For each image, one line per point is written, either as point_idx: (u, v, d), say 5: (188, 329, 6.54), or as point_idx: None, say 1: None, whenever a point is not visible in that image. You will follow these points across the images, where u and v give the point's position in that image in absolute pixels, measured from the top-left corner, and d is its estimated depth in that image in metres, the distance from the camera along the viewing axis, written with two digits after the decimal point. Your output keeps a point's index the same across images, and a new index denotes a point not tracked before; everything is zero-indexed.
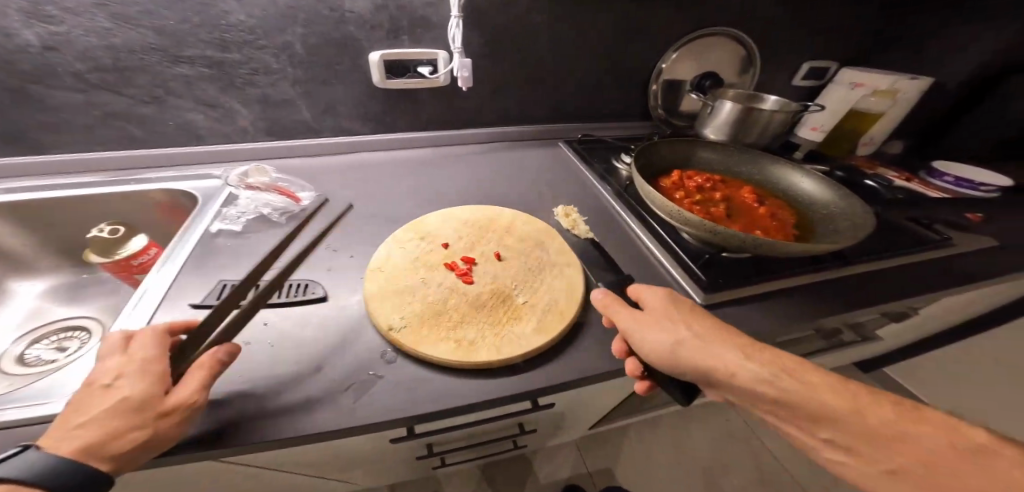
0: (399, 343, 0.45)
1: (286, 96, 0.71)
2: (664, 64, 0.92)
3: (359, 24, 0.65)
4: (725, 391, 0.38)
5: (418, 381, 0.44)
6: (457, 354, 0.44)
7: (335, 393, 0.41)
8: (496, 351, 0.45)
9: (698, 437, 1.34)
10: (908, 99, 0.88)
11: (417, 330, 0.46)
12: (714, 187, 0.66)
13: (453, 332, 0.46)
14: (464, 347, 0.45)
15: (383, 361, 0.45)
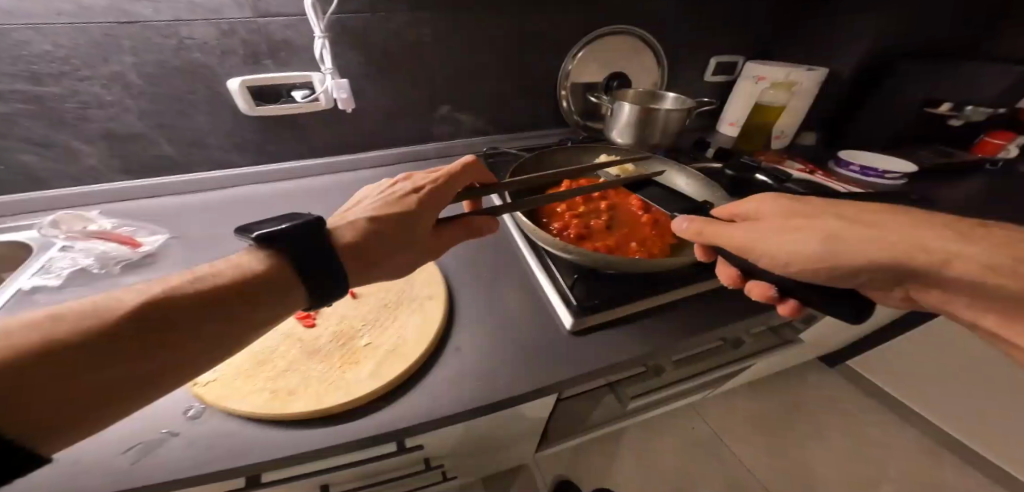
0: (205, 398, 0.40)
1: (137, 130, 0.65)
2: (567, 66, 0.88)
3: (205, 50, 0.60)
4: (934, 283, 0.38)
5: (227, 435, 0.39)
6: (268, 407, 0.39)
7: (112, 461, 0.36)
8: (319, 398, 0.40)
9: (663, 450, 1.26)
10: (808, 89, 0.87)
11: (230, 383, 0.41)
12: (601, 197, 0.63)
13: (272, 381, 0.42)
14: (280, 398, 0.40)
15: (184, 418, 0.40)
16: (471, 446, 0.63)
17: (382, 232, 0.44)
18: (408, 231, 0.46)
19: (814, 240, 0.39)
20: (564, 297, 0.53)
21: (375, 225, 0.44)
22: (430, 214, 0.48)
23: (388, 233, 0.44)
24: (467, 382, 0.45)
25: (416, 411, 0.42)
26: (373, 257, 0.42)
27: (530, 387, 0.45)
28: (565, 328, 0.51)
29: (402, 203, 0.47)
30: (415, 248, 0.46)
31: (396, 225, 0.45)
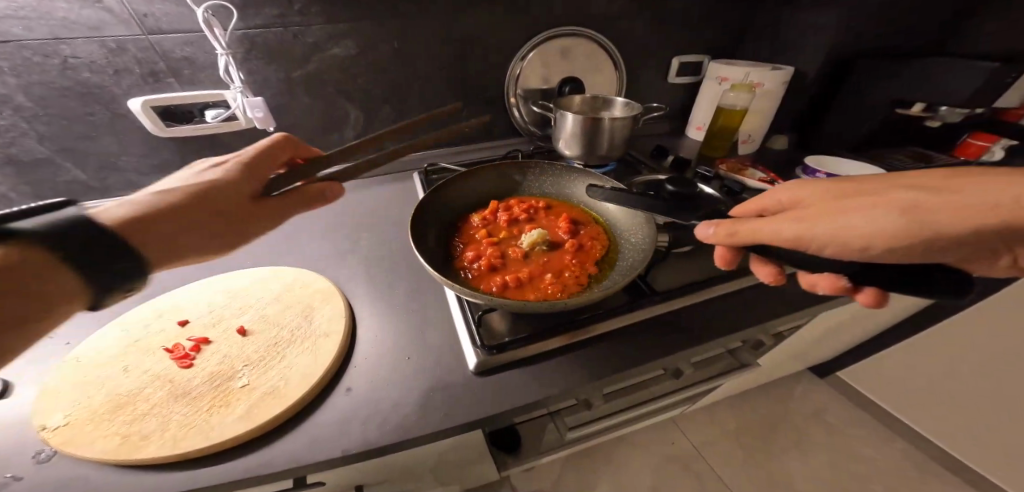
0: (48, 444, 0.36)
1: (41, 155, 0.61)
2: (515, 72, 0.84)
3: (94, 70, 0.56)
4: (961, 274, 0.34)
5: (70, 481, 0.35)
6: (115, 453, 0.35)
7: None
8: (176, 441, 0.36)
9: (638, 469, 1.19)
10: (771, 91, 0.81)
11: (83, 424, 0.38)
12: (529, 220, 0.58)
13: (129, 423, 0.38)
14: (132, 442, 0.36)
15: (29, 462, 0.36)
16: (395, 483, 0.58)
17: (177, 207, 0.38)
18: (224, 201, 0.41)
19: (892, 214, 0.32)
20: (473, 334, 0.49)
21: (169, 202, 0.38)
22: (244, 183, 0.43)
23: (199, 207, 0.39)
24: (350, 424, 0.41)
25: (286, 457, 0.38)
26: (179, 233, 0.38)
27: (422, 432, 0.41)
28: (470, 368, 0.47)
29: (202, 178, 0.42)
30: (239, 217, 0.42)
31: (205, 200, 0.40)
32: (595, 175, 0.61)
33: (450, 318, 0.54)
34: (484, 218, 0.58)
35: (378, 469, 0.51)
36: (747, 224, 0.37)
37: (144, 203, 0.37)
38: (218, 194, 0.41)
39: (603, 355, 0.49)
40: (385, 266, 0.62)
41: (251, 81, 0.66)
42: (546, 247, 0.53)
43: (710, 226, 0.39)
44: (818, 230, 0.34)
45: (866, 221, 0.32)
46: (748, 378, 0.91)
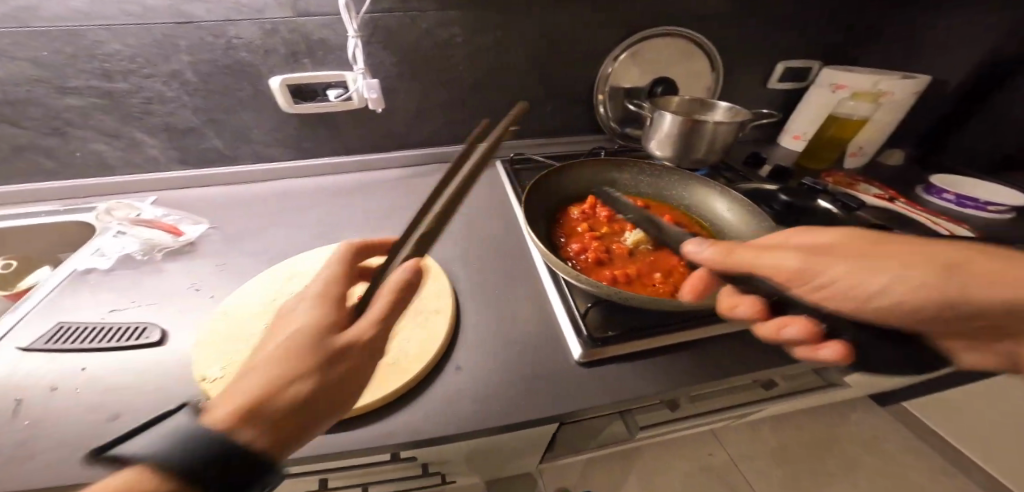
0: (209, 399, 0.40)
1: (192, 124, 0.69)
2: (607, 70, 0.82)
3: (250, 49, 0.63)
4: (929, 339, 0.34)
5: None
6: None
7: None
8: None
9: (668, 475, 1.14)
10: (898, 101, 0.72)
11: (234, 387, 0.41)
12: (628, 218, 0.58)
13: None
14: None
15: None
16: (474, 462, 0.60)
17: (285, 373, 0.26)
18: (349, 363, 0.29)
19: (935, 276, 0.32)
20: (575, 325, 0.49)
21: (273, 377, 0.26)
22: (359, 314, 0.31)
23: (309, 384, 0.26)
24: (462, 399, 0.43)
25: (407, 428, 0.40)
26: (290, 414, 0.25)
27: (534, 417, 0.42)
28: (574, 358, 0.47)
29: (315, 330, 0.29)
30: (349, 373, 0.28)
31: (321, 377, 0.27)
32: (701, 178, 0.58)
33: (547, 309, 0.54)
34: (582, 212, 0.58)
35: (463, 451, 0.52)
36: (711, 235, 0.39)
37: (245, 382, 0.26)
38: (330, 355, 0.28)
39: (702, 363, 0.48)
40: (480, 253, 0.64)
41: (369, 65, 0.71)
42: (651, 246, 0.52)
43: (699, 251, 0.38)
44: (785, 284, 0.36)
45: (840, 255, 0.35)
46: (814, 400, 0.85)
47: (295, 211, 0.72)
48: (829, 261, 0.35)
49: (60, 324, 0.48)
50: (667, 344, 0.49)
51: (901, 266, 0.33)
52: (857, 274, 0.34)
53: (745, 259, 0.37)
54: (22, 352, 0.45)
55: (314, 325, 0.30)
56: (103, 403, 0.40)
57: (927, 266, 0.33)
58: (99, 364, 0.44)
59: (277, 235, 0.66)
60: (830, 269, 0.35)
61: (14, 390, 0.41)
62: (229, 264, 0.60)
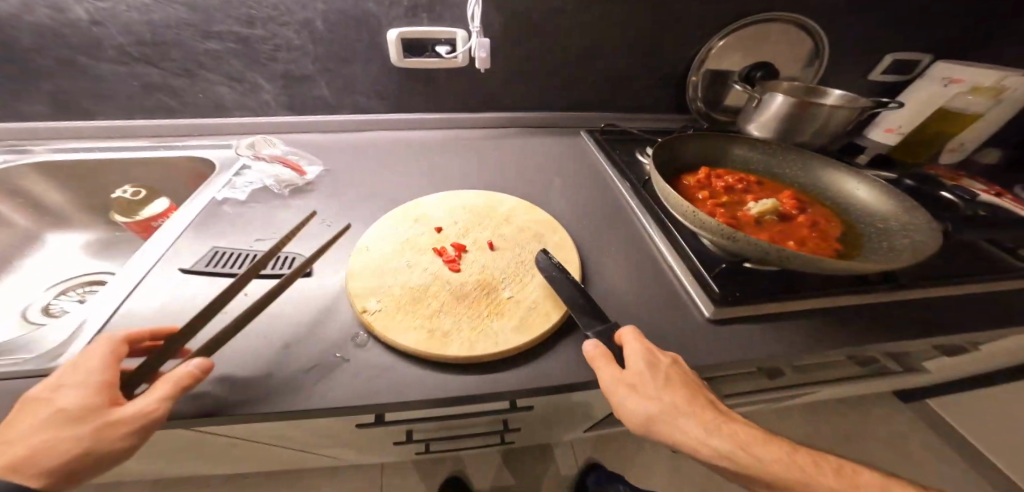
0: (371, 326, 0.43)
1: (307, 73, 0.72)
2: (707, 52, 0.81)
3: (378, 1, 0.64)
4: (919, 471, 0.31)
5: (383, 369, 0.42)
6: (428, 345, 0.41)
7: (298, 369, 0.41)
8: (471, 345, 0.42)
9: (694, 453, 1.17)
10: (1014, 99, 0.72)
11: (390, 315, 0.44)
12: (745, 189, 0.58)
13: (428, 320, 0.44)
14: (437, 337, 0.42)
15: (352, 344, 0.44)
16: (561, 413, 0.63)
17: (56, 449, 0.25)
18: (124, 431, 0.27)
19: (720, 440, 0.33)
20: (701, 282, 0.51)
21: (44, 439, 0.26)
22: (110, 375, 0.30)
23: (75, 450, 0.26)
24: None
25: (556, 368, 0.42)
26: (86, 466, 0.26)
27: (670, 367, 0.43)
28: (702, 316, 0.49)
29: (78, 399, 0.28)
30: (143, 431, 0.28)
31: (94, 442, 0.26)
32: (823, 158, 0.58)
33: (663, 270, 0.55)
34: (698, 181, 0.59)
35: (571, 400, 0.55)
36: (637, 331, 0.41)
37: (18, 438, 0.26)
38: (80, 418, 0.27)
39: (826, 329, 0.48)
40: (585, 214, 0.65)
41: (481, 25, 0.72)
42: (777, 217, 0.52)
43: (591, 341, 0.39)
44: (644, 412, 0.34)
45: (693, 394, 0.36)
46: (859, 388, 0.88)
47: (393, 161, 0.74)
48: (663, 396, 0.35)
49: (215, 249, 0.52)
50: (790, 312, 0.50)
51: (707, 421, 0.34)
52: (676, 418, 0.34)
53: (614, 370, 0.37)
54: (185, 273, 0.49)
55: (77, 396, 0.28)
56: (270, 330, 0.44)
57: (712, 428, 0.33)
58: (260, 288, 0.47)
59: (384, 182, 0.68)
60: (663, 392, 0.35)
61: (184, 311, 0.45)
62: (347, 204, 0.62)
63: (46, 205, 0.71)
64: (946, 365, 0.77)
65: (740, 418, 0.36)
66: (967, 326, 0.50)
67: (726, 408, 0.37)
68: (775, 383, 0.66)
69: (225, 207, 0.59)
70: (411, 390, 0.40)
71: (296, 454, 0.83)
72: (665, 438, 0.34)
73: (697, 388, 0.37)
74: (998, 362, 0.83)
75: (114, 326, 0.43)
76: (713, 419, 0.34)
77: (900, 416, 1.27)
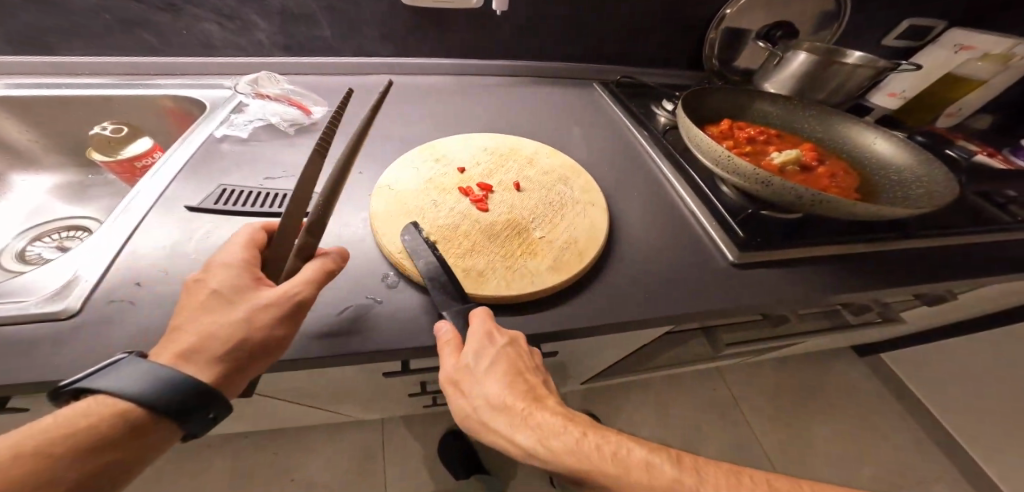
0: (403, 266, 0.42)
1: (307, 10, 0.66)
2: (729, 9, 0.78)
3: None
4: None
5: (419, 311, 0.42)
6: (465, 284, 0.41)
7: (330, 311, 0.40)
8: (508, 283, 0.41)
9: (679, 405, 1.24)
10: (1016, 68, 0.75)
11: (423, 255, 0.43)
12: (766, 142, 0.59)
13: (462, 260, 0.43)
14: (472, 277, 0.42)
15: (384, 285, 0.43)
16: (574, 360, 0.66)
17: (225, 329, 0.28)
18: (276, 310, 0.30)
19: (520, 432, 0.28)
20: (724, 228, 0.52)
21: (216, 322, 0.28)
22: (242, 265, 0.32)
23: (237, 328, 0.28)
24: (635, 288, 0.46)
25: (591, 310, 0.43)
26: (249, 350, 0.28)
27: (696, 308, 0.45)
28: (726, 260, 0.50)
29: (230, 282, 0.30)
30: (293, 315, 0.30)
31: (251, 320, 0.29)
32: (844, 112, 0.59)
33: (685, 217, 0.56)
34: (721, 132, 0.59)
35: (593, 346, 0.59)
36: (490, 315, 0.37)
37: (189, 322, 0.29)
38: (235, 301, 0.29)
39: (839, 274, 0.51)
40: (603, 163, 0.64)
41: None
42: (799, 168, 0.54)
43: (445, 324, 0.36)
44: (462, 403, 0.31)
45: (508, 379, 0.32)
46: (837, 341, 0.95)
47: (403, 106, 0.70)
48: (478, 385, 0.32)
49: (223, 187, 0.48)
50: (807, 260, 0.52)
51: (511, 411, 0.29)
52: (488, 412, 0.30)
53: (452, 356, 0.34)
54: (191, 211, 0.46)
55: (232, 280, 0.30)
56: None
57: (515, 418, 0.29)
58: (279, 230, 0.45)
59: (396, 128, 0.65)
60: (482, 382, 0.32)
61: (197, 251, 0.42)
62: (359, 146, 0.59)
63: (10, 144, 0.64)
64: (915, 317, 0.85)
65: (555, 405, 0.31)
66: (961, 275, 0.54)
67: (550, 396, 0.32)
68: (773, 333, 0.70)
69: (224, 144, 0.55)
70: None
71: (304, 410, 0.83)
72: (485, 439, 0.30)
73: (526, 374, 0.33)
74: (962, 314, 0.90)
75: (121, 267, 0.40)
76: (524, 410, 0.29)
77: (865, 370, 1.39)
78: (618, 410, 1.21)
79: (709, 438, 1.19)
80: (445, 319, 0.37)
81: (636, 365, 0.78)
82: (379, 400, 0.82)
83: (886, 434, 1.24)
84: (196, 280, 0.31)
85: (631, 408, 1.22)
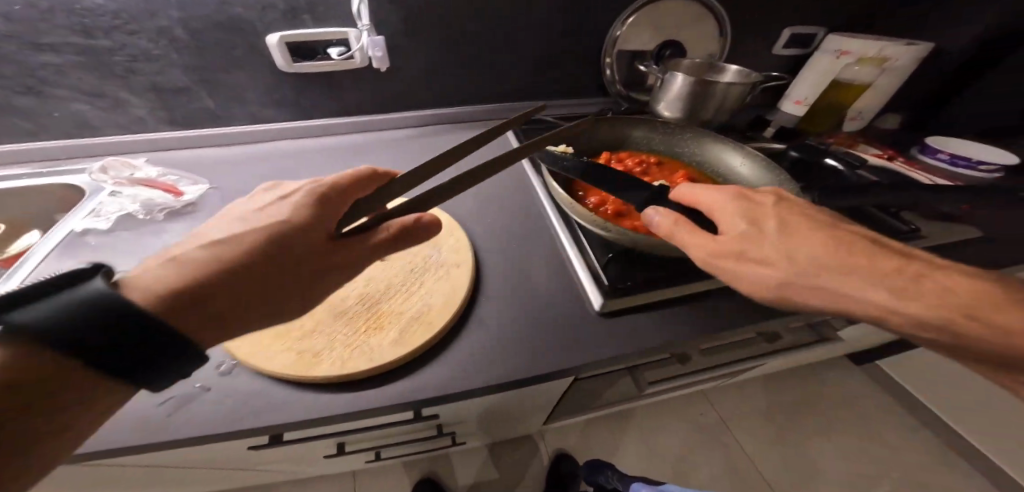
0: (235, 353, 0.42)
1: (182, 84, 0.67)
2: (617, 32, 0.80)
3: (246, 5, 0.59)
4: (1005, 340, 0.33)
5: (253, 395, 0.41)
6: (296, 368, 0.41)
7: (158, 400, 0.40)
8: (344, 362, 0.42)
9: (662, 432, 1.19)
10: (900, 68, 0.74)
11: (258, 341, 0.43)
12: (643, 172, 0.59)
13: (301, 342, 0.43)
14: (308, 359, 0.42)
15: (217, 373, 0.42)
16: (490, 410, 0.64)
17: (222, 289, 0.31)
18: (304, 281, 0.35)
19: (782, 262, 0.36)
20: (595, 276, 0.51)
21: (236, 266, 0.32)
22: (303, 228, 0.36)
23: (259, 285, 0.32)
24: (489, 348, 0.46)
25: (434, 382, 0.43)
26: (254, 318, 0.32)
27: (547, 369, 0.44)
28: (594, 308, 0.49)
29: (287, 232, 0.35)
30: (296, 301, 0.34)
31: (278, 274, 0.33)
32: (715, 135, 0.59)
33: (564, 262, 0.56)
34: None
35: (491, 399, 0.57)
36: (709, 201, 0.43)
37: (208, 265, 0.31)
38: (289, 258, 0.34)
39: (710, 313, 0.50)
40: (488, 210, 0.64)
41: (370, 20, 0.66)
42: None
43: (659, 213, 0.40)
44: (704, 252, 0.38)
45: (745, 224, 0.39)
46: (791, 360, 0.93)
47: (295, 171, 0.70)
48: (720, 239, 0.38)
49: None
50: (677, 295, 0.52)
51: (845, 268, 0.35)
52: (737, 259, 0.37)
53: (698, 239, 0.39)
54: None
55: (293, 218, 0.36)
56: None
57: (768, 257, 0.37)
58: None
59: None
60: (792, 248, 0.37)
61: None
62: None
63: None
64: (865, 329, 0.81)
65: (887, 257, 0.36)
66: None
67: (871, 236, 0.39)
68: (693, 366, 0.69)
69: (86, 237, 0.54)
70: (277, 420, 0.39)
71: (249, 478, 0.80)
72: (809, 299, 0.36)
73: (838, 233, 0.38)
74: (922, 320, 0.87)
75: None
76: (866, 266, 0.35)
77: (846, 375, 1.36)
78: (597, 441, 1.17)
79: (696, 468, 1.13)
80: (654, 209, 0.41)
81: (573, 406, 0.76)
82: (320, 463, 0.79)
83: (887, 445, 1.20)
84: (262, 207, 0.37)
85: (609, 438, 1.17)
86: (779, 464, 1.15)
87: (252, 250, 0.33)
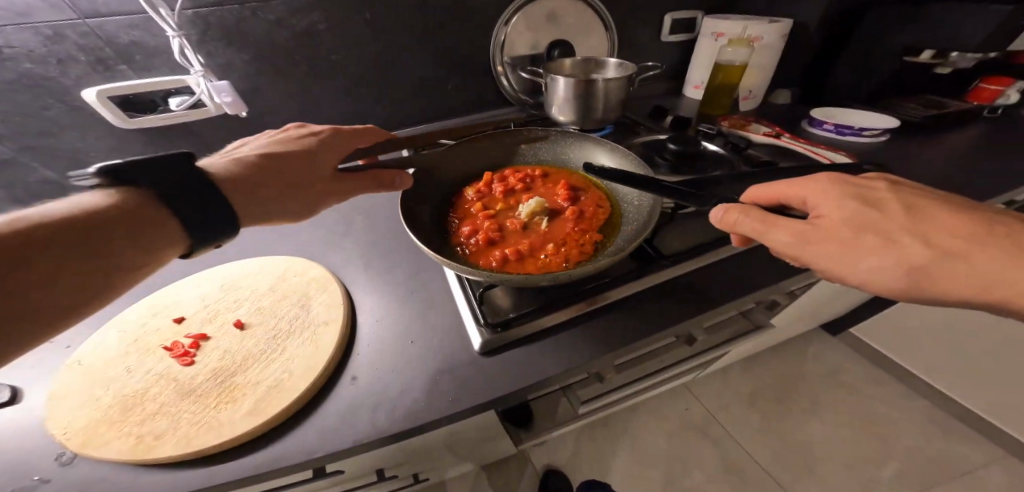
0: (68, 443, 0.36)
1: (2, 156, 0.58)
2: (500, 37, 0.78)
3: (34, 60, 0.53)
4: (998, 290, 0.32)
5: (91, 483, 0.34)
6: (132, 455, 0.35)
7: None
8: (188, 441, 0.35)
9: (648, 437, 1.15)
10: (769, 45, 0.76)
11: (95, 427, 0.37)
12: (524, 191, 0.58)
13: (141, 424, 0.37)
14: (145, 444, 0.36)
15: (53, 464, 0.35)
16: (424, 464, 0.58)
17: (255, 183, 0.41)
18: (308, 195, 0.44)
19: (919, 247, 0.33)
20: (476, 317, 0.47)
21: (258, 172, 0.42)
22: (325, 157, 0.47)
23: (269, 195, 0.42)
24: (360, 406, 0.40)
25: (296, 449, 0.37)
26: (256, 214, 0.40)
27: (432, 416, 0.39)
28: (475, 349, 0.45)
29: (306, 157, 0.46)
30: (301, 200, 0.43)
31: (286, 190, 0.43)
32: (593, 141, 0.60)
33: (454, 298, 0.53)
34: (479, 191, 0.57)
35: (409, 457, 0.51)
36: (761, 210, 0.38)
37: (244, 167, 0.42)
38: (304, 175, 0.45)
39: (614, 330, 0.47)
40: (377, 255, 0.61)
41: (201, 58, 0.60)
42: (544, 217, 0.51)
43: (725, 211, 0.38)
44: (791, 242, 0.36)
45: (862, 205, 0.35)
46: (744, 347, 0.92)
47: None
48: (811, 226, 0.36)
49: None
50: (573, 316, 0.48)
51: (928, 253, 0.33)
52: (845, 246, 0.34)
53: (782, 232, 0.36)
54: None
55: (311, 148, 0.47)
56: None
57: (900, 240, 0.33)
58: None
59: None
60: (887, 235, 0.34)
61: None
62: None
63: None
64: (806, 306, 0.80)
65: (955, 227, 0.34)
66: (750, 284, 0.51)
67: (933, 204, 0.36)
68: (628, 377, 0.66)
69: None
70: None
71: None
72: (933, 289, 0.33)
73: (911, 210, 0.35)
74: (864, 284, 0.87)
75: None
76: (941, 251, 0.33)
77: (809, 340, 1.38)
78: (584, 455, 1.11)
79: (688, 466, 1.09)
80: (721, 204, 0.38)
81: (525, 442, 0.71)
82: None
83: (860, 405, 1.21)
84: (296, 138, 0.49)
85: (595, 448, 1.12)
86: (763, 442, 1.14)
87: (278, 164, 0.44)
